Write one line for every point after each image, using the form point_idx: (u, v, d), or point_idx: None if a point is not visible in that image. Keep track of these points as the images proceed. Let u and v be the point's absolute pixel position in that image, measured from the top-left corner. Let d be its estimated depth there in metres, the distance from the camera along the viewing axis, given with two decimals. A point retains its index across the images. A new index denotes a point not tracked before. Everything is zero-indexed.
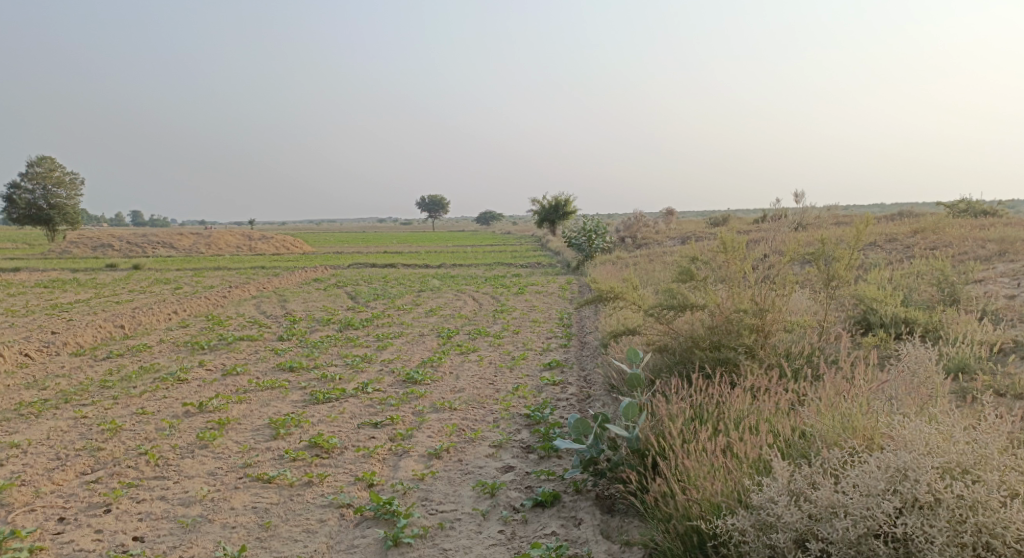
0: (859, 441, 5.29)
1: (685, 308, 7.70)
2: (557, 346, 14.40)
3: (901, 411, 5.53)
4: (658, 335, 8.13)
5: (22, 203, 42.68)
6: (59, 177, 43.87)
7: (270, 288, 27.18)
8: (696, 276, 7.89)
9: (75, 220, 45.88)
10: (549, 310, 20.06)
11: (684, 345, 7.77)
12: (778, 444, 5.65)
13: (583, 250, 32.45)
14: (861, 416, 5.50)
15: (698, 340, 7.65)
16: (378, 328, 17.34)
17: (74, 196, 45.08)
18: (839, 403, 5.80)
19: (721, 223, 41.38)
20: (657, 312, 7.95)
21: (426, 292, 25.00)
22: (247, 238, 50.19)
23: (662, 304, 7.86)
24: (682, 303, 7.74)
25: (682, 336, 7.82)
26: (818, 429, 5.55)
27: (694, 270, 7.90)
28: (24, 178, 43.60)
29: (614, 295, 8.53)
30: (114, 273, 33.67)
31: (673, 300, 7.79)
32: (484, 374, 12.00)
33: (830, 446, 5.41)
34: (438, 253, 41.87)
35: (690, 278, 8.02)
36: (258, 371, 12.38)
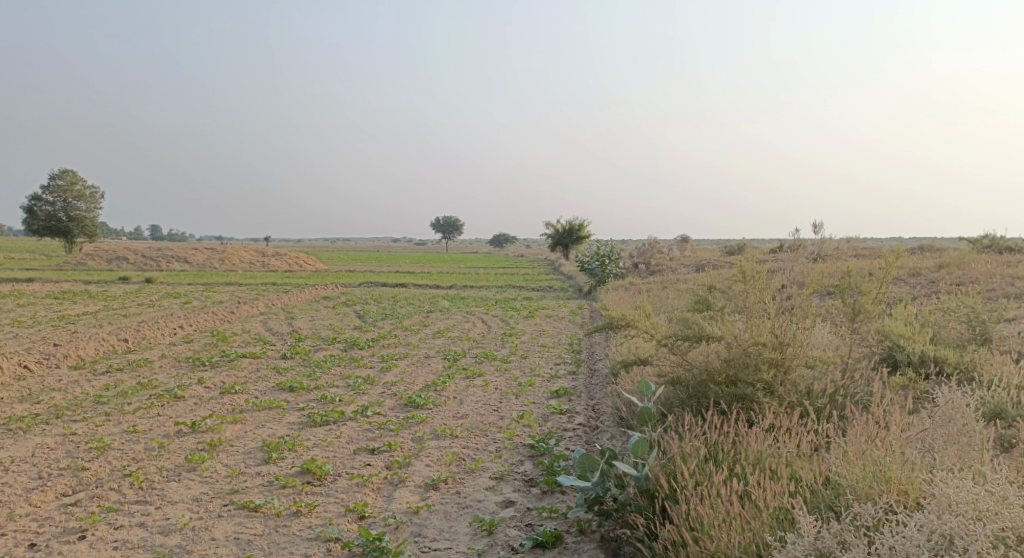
0: (894, 497, 4.86)
1: (701, 339, 7.38)
2: (565, 373, 14.04)
3: (941, 463, 5.09)
4: (670, 367, 7.75)
5: (43, 215, 42.89)
6: (79, 191, 44.08)
7: (279, 305, 26.96)
8: (712, 306, 7.56)
9: (95, 233, 46.04)
10: (559, 335, 19.71)
11: (698, 378, 7.39)
12: (801, 493, 5.23)
13: (596, 275, 32.09)
14: (893, 465, 5.06)
15: (713, 373, 7.28)
16: (384, 348, 17.04)
17: (93, 208, 45.20)
18: (868, 446, 5.37)
19: (736, 252, 41.02)
20: (671, 342, 7.62)
21: (435, 313, 24.71)
22: (260, 255, 50.18)
23: (676, 334, 7.56)
24: (698, 334, 7.41)
25: (696, 369, 7.45)
26: (845, 477, 5.10)
27: (711, 300, 7.57)
28: (45, 190, 43.86)
29: (626, 323, 8.20)
30: (126, 286, 33.60)
31: (688, 330, 7.47)
32: (488, 400, 11.65)
33: (861, 500, 4.98)
34: (450, 275, 41.61)
35: (706, 308, 7.70)
36: (257, 390, 12.07)
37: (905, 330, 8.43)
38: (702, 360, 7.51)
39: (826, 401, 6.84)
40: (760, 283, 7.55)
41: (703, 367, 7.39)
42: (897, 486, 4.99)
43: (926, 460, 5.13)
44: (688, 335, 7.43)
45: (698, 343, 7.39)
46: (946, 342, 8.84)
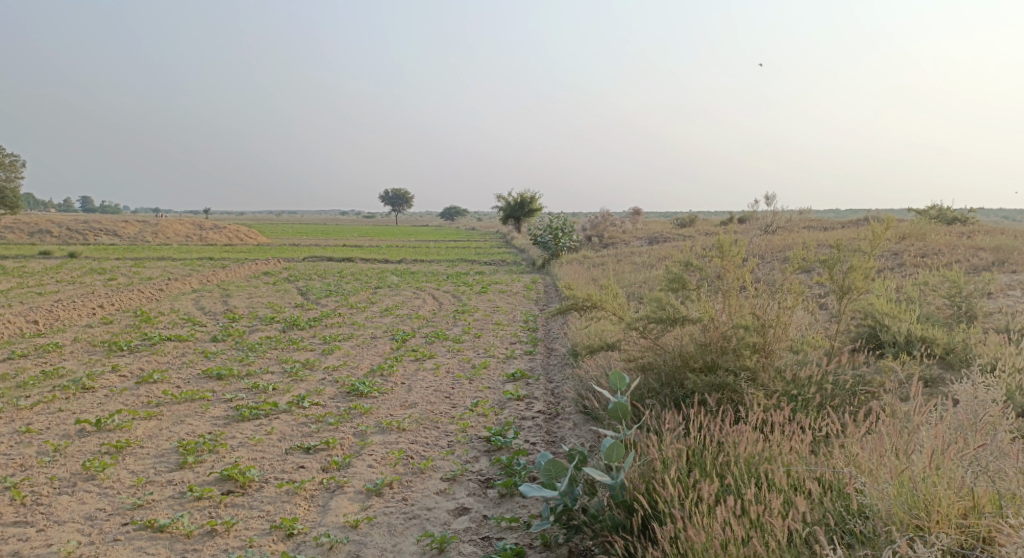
0: (954, 537, 4.11)
1: (675, 321, 6.51)
2: (521, 353, 13.16)
3: (996, 484, 4.32)
4: (641, 352, 6.88)
5: None
6: (1, 159, 41.47)
7: (216, 281, 25.50)
8: (687, 283, 6.69)
9: (18, 206, 43.55)
10: (513, 312, 18.74)
11: (672, 365, 6.53)
12: (823, 521, 4.49)
13: (548, 248, 31.21)
14: (941, 489, 4.25)
15: (689, 360, 6.42)
16: (325, 328, 15.90)
17: (17, 178, 42.62)
18: (896, 457, 4.56)
19: (688, 224, 40.54)
20: (640, 325, 6.75)
21: (382, 289, 23.57)
22: (199, 228, 48.11)
23: (647, 316, 6.65)
24: (672, 315, 6.55)
25: (670, 355, 6.59)
26: (878, 503, 4.32)
27: (686, 277, 6.70)
28: None
29: (591, 303, 7.29)
30: (49, 261, 31.66)
31: (660, 312, 6.61)
32: (438, 385, 10.68)
33: (905, 534, 4.20)
34: (398, 249, 40.34)
35: (681, 287, 6.79)
36: (180, 378, 10.95)
37: (890, 308, 7.72)
38: (677, 343, 6.65)
39: (814, 389, 5.99)
40: (740, 257, 6.71)
41: (678, 352, 6.52)
42: (948, 516, 4.21)
43: (981, 484, 4.31)
44: (660, 317, 6.55)
45: (671, 326, 6.52)
46: (933, 319, 8.16)
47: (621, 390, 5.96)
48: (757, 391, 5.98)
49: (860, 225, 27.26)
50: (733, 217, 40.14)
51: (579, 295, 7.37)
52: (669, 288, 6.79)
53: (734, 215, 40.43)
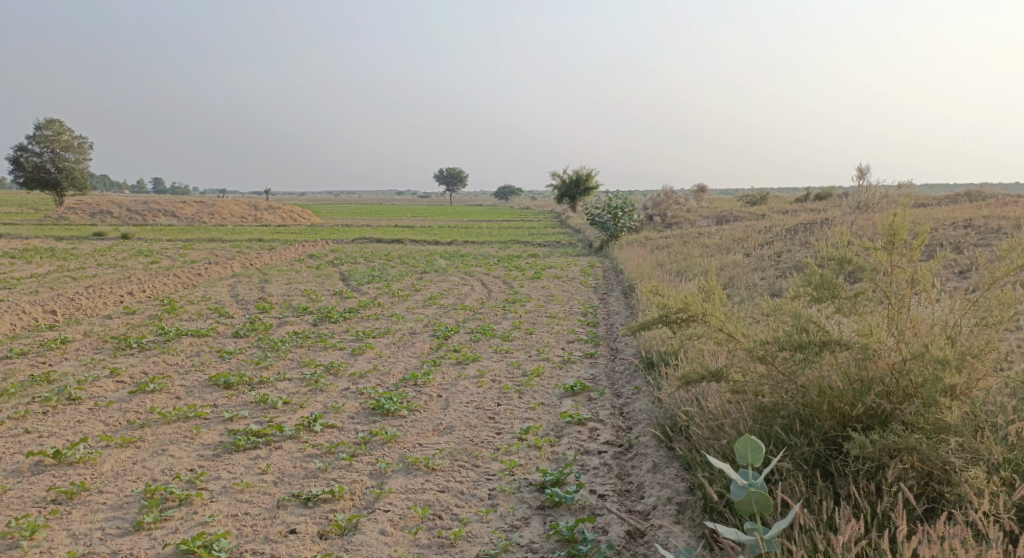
0: None
1: (824, 347, 4.81)
2: (580, 357, 11.20)
3: None
4: (758, 381, 5.14)
5: (29, 166, 39.90)
6: (67, 141, 40.97)
7: (257, 265, 23.99)
8: (840, 290, 4.94)
9: (83, 187, 43.16)
10: (571, 302, 16.73)
11: (811, 409, 4.86)
12: None
13: (607, 229, 29.02)
14: None
15: (842, 405, 4.76)
16: (362, 323, 14.10)
17: (82, 159, 42.21)
18: None
19: (757, 202, 37.84)
20: (763, 352, 5.02)
21: (429, 274, 21.85)
22: (253, 208, 47.05)
23: (780, 340, 4.93)
24: (818, 338, 4.85)
25: (809, 390, 4.87)
26: None
27: (838, 282, 4.93)
28: (31, 141, 40.92)
29: (688, 316, 5.43)
30: (99, 243, 30.71)
31: (799, 334, 4.88)
32: (481, 402, 8.80)
33: None
34: (451, 229, 38.56)
35: (830, 295, 4.99)
36: (182, 387, 9.24)
37: None
38: (816, 377, 4.89)
39: None
40: (917, 249, 4.98)
41: (820, 389, 4.81)
42: None
43: None
44: (799, 343, 4.83)
45: (817, 356, 4.84)
46: None
47: (750, 464, 4.19)
48: (972, 471, 4.28)
49: (959, 201, 24.51)
50: (808, 194, 37.36)
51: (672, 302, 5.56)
52: (812, 297, 5.03)
53: (809, 192, 37.56)
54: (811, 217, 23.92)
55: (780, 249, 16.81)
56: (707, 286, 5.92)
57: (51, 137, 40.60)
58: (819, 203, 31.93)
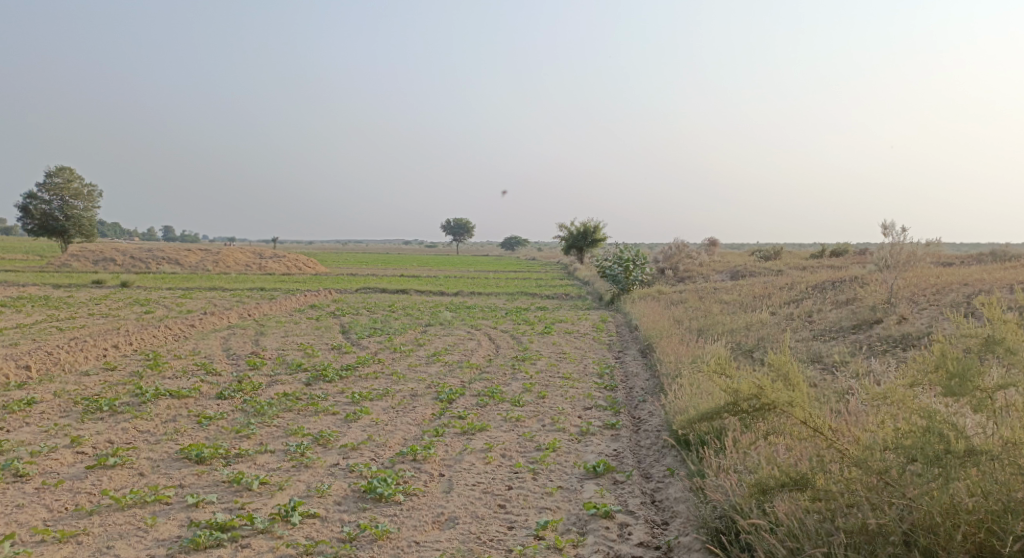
0: None
1: (967, 458, 4.76)
2: (600, 427, 10.03)
3: None
4: (873, 493, 5.07)
5: (37, 214, 39.30)
6: (77, 189, 40.43)
7: (254, 317, 22.87)
8: (981, 382, 5.03)
9: (91, 235, 42.54)
10: (585, 362, 15.54)
11: (942, 536, 4.82)
12: None
13: (618, 282, 27.92)
14: None
15: (992, 542, 4.72)
16: (359, 383, 12.95)
17: (90, 207, 41.57)
18: None
19: (772, 257, 36.76)
20: (882, 465, 5.05)
21: (434, 327, 20.74)
22: (257, 257, 46.10)
23: (914, 446, 4.89)
24: (960, 448, 4.80)
25: (946, 515, 4.83)
26: None
27: (981, 371, 5.03)
28: (42, 188, 40.32)
29: (764, 404, 5.71)
30: (94, 291, 29.69)
31: (936, 440, 4.86)
32: (490, 484, 7.64)
33: None
34: (458, 279, 37.59)
35: (970, 389, 5.02)
36: (148, 461, 8.09)
37: None
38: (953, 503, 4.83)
39: None
40: None
41: (949, 512, 4.81)
42: None
43: None
44: (936, 454, 4.80)
45: (955, 472, 4.76)
46: None
47: None
48: None
49: (989, 259, 23.40)
50: (824, 249, 36.32)
51: (745, 391, 5.76)
52: (950, 390, 5.06)
53: (826, 247, 36.46)
54: (835, 274, 22.82)
55: (809, 308, 15.75)
56: (780, 370, 6.12)
57: (62, 186, 39.99)
58: (839, 259, 30.79)
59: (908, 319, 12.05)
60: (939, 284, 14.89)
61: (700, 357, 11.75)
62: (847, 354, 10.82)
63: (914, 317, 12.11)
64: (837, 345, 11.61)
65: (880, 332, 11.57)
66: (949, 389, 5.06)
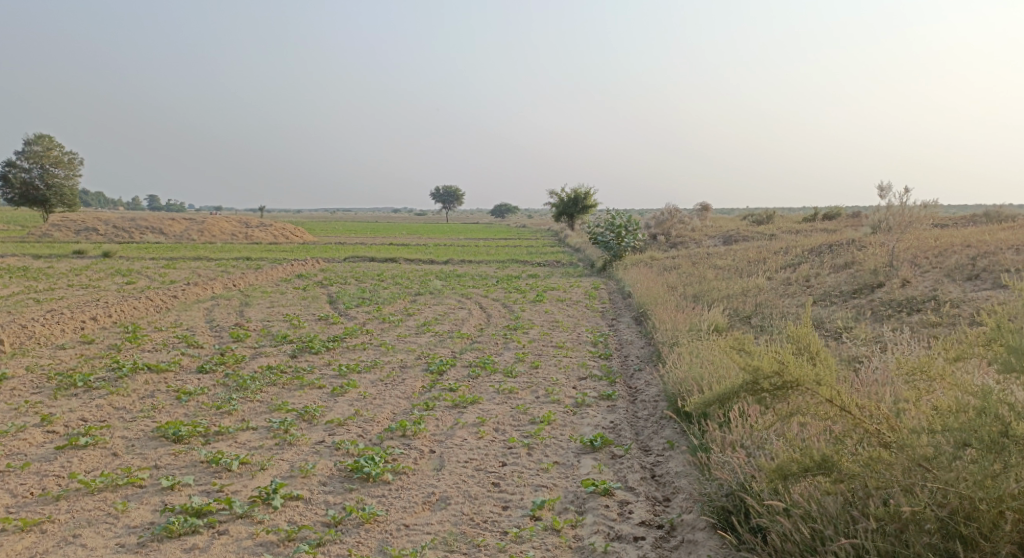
0: None
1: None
2: (595, 398, 9.66)
3: None
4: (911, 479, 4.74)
5: (17, 182, 38.38)
6: (57, 157, 39.48)
7: (239, 286, 22.38)
8: None
9: (73, 203, 41.75)
10: (578, 330, 15.18)
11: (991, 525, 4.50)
12: None
13: (610, 249, 27.53)
14: None
15: None
16: (346, 354, 12.55)
17: (71, 175, 40.72)
18: None
19: (763, 222, 36.47)
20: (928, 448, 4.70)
21: (424, 296, 20.34)
22: (243, 226, 45.43)
23: (967, 431, 4.51)
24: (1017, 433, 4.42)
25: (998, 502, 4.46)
26: None
27: None
28: (20, 155, 39.33)
29: (787, 382, 5.16)
30: (76, 262, 29.08)
31: (990, 424, 4.47)
32: (483, 461, 7.26)
33: None
34: (447, 247, 37.15)
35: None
36: (122, 441, 7.68)
37: None
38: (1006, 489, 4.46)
39: None
40: None
41: (1001, 500, 4.44)
42: None
43: None
44: (992, 440, 4.44)
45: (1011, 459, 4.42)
46: None
47: None
48: None
49: (984, 221, 23.14)
50: (816, 213, 36.06)
51: (766, 366, 5.23)
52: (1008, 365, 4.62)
53: (817, 211, 36.22)
54: (830, 237, 22.51)
55: (807, 273, 15.41)
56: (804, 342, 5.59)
57: (41, 153, 38.99)
58: (832, 223, 30.51)
59: (911, 283, 11.72)
60: (939, 247, 14.57)
61: (698, 325, 11.38)
62: (850, 319, 10.49)
63: (916, 281, 11.79)
64: (838, 310, 11.28)
65: (884, 297, 11.23)
66: (1007, 364, 4.62)
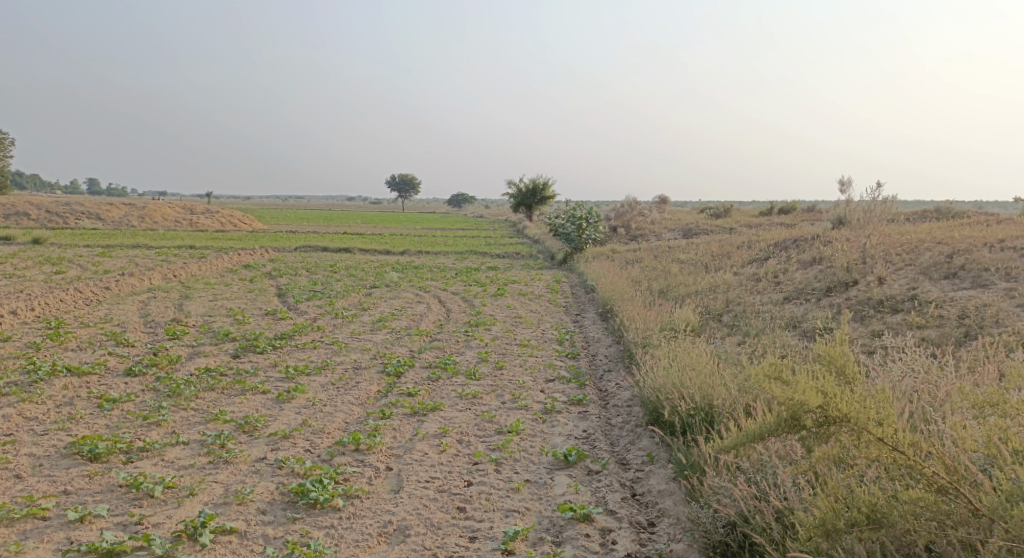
0: None
1: None
2: (565, 403, 8.90)
3: None
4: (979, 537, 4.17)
5: None
6: None
7: (180, 278, 21.13)
8: None
9: (6, 187, 39.54)
10: (541, 327, 14.40)
11: None
12: None
13: (570, 241, 26.84)
14: None
15: None
16: (293, 354, 11.61)
17: (4, 158, 38.56)
18: None
19: (721, 215, 36.16)
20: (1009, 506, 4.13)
21: (377, 289, 19.37)
22: (189, 213, 43.69)
23: None
24: None
25: None
26: None
27: None
28: None
29: (832, 419, 4.51)
30: (4, 249, 27.40)
31: None
32: (447, 480, 6.44)
33: None
34: (402, 238, 36.10)
35: None
36: (29, 460, 6.70)
37: None
38: None
39: None
40: None
41: None
42: None
43: None
44: None
45: None
46: None
47: None
48: None
49: (943, 216, 22.97)
50: (773, 206, 35.90)
51: (807, 400, 4.53)
52: None
53: (774, 205, 36.07)
54: (793, 231, 22.12)
55: (776, 269, 14.87)
56: (833, 361, 5.00)
57: None
58: (790, 217, 30.28)
59: (888, 282, 11.21)
60: (911, 242, 14.13)
61: (672, 324, 10.70)
62: (828, 320, 9.90)
63: (894, 279, 11.29)
64: (814, 308, 10.69)
65: (861, 294, 10.67)
66: None
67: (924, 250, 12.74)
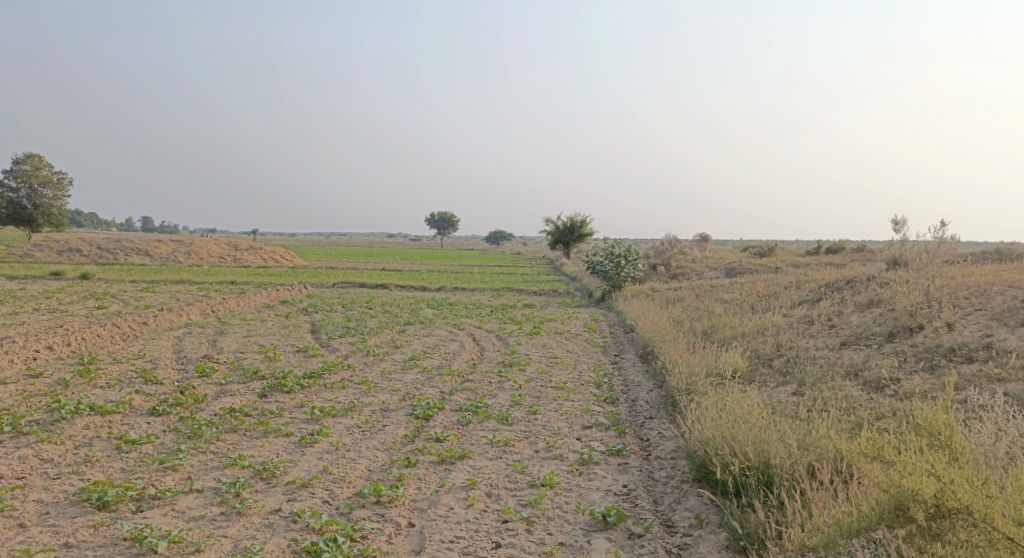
0: None
1: None
2: (603, 453, 8.34)
3: None
4: None
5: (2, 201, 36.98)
6: (47, 176, 38.12)
7: (217, 313, 20.99)
8: None
9: (61, 224, 40.24)
10: (578, 368, 13.84)
11: None
12: None
13: (609, 279, 26.25)
14: None
15: None
16: (322, 394, 11.21)
17: (60, 195, 39.34)
18: None
19: (766, 254, 35.27)
20: None
21: (412, 327, 19.01)
22: (233, 248, 44.04)
23: None
24: None
25: None
26: None
27: None
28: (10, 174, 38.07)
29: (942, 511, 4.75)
30: (50, 283, 27.69)
31: None
32: (471, 541, 5.98)
33: None
34: (440, 274, 35.84)
35: None
36: (35, 506, 6.35)
37: None
38: None
39: None
40: None
41: None
42: None
43: None
44: None
45: None
46: None
47: None
48: None
49: (1001, 258, 21.95)
50: (819, 246, 34.92)
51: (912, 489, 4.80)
52: None
53: (820, 244, 35.10)
54: (841, 272, 21.31)
55: (828, 311, 14.15)
56: (934, 434, 5.32)
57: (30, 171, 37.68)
58: (838, 257, 29.35)
59: (955, 328, 10.48)
60: (974, 285, 13.34)
61: (719, 369, 10.10)
62: (892, 369, 9.23)
63: (962, 325, 10.56)
64: (875, 356, 10.01)
65: (927, 341, 9.97)
66: None
67: (990, 294, 11.97)
